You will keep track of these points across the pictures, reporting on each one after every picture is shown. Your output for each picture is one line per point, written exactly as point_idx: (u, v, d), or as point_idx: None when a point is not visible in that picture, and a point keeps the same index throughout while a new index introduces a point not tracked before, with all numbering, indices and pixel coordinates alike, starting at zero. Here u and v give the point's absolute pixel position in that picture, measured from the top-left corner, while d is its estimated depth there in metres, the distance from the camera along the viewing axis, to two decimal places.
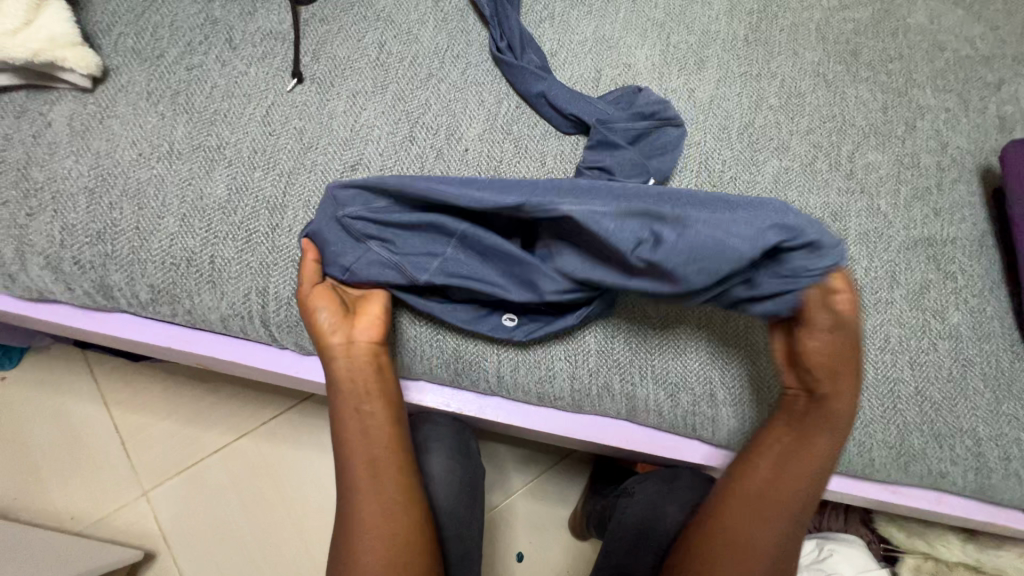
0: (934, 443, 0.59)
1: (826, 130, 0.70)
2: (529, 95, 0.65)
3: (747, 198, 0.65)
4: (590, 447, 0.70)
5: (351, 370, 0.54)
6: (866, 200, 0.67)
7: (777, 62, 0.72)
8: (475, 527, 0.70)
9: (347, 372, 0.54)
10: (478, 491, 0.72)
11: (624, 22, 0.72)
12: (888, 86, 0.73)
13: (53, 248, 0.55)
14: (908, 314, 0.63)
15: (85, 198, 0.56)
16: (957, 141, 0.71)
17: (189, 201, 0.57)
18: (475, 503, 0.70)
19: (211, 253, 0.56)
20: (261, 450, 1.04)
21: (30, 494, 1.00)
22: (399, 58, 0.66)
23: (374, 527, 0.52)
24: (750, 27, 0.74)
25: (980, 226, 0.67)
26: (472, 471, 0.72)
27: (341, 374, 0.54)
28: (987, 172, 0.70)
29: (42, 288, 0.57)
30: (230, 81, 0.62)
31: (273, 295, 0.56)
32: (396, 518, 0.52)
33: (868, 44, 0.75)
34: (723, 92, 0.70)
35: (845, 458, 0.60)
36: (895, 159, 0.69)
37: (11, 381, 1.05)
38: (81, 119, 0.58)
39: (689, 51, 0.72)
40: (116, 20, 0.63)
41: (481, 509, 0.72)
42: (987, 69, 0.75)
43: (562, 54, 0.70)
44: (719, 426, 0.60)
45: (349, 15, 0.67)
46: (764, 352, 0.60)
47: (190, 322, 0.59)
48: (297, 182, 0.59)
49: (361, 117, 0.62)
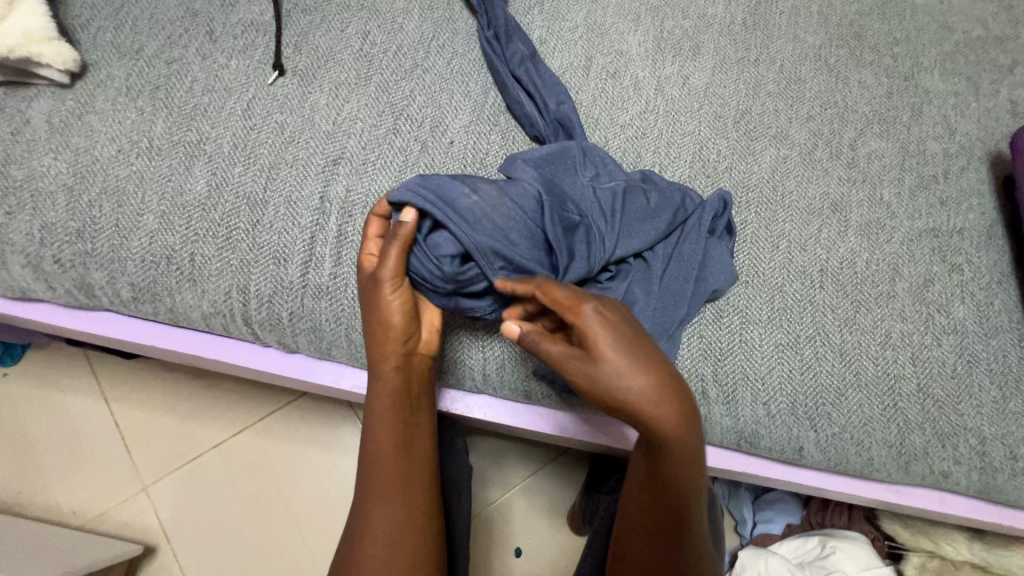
0: (936, 442, 0.57)
1: (827, 117, 0.67)
2: (500, 76, 0.63)
3: (743, 189, 0.63)
4: (578, 443, 0.68)
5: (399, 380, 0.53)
6: (868, 190, 0.64)
7: (776, 47, 0.70)
8: (460, 526, 0.69)
9: (398, 387, 0.53)
10: (464, 489, 0.71)
11: (616, 7, 0.70)
12: (894, 70, 0.70)
13: (33, 247, 0.55)
14: (911, 307, 0.60)
15: (64, 196, 0.55)
16: (966, 127, 0.68)
17: (168, 198, 0.56)
18: (461, 502, 0.70)
19: (191, 250, 0.55)
20: (259, 445, 1.05)
21: (33, 489, 1.02)
22: (384, 48, 0.64)
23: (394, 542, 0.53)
24: (748, 11, 0.71)
25: (989, 216, 0.64)
26: (459, 470, 0.72)
27: (390, 386, 0.53)
28: (997, 159, 0.67)
29: (24, 287, 0.57)
30: (211, 74, 0.61)
31: (254, 293, 0.55)
32: (415, 539, 0.54)
33: (873, 27, 0.72)
34: (719, 78, 0.67)
35: (843, 457, 0.58)
36: (899, 147, 0.66)
37: (15, 377, 1.07)
38: (60, 116, 0.57)
39: (684, 37, 0.69)
40: (95, 14, 0.62)
41: (467, 508, 0.71)
42: (999, 51, 0.72)
43: (552, 41, 0.67)
44: (712, 424, 0.58)
45: (332, 4, 0.65)
46: (759, 349, 0.58)
47: (174, 320, 0.59)
48: (278, 177, 0.58)
49: (343, 109, 0.61)
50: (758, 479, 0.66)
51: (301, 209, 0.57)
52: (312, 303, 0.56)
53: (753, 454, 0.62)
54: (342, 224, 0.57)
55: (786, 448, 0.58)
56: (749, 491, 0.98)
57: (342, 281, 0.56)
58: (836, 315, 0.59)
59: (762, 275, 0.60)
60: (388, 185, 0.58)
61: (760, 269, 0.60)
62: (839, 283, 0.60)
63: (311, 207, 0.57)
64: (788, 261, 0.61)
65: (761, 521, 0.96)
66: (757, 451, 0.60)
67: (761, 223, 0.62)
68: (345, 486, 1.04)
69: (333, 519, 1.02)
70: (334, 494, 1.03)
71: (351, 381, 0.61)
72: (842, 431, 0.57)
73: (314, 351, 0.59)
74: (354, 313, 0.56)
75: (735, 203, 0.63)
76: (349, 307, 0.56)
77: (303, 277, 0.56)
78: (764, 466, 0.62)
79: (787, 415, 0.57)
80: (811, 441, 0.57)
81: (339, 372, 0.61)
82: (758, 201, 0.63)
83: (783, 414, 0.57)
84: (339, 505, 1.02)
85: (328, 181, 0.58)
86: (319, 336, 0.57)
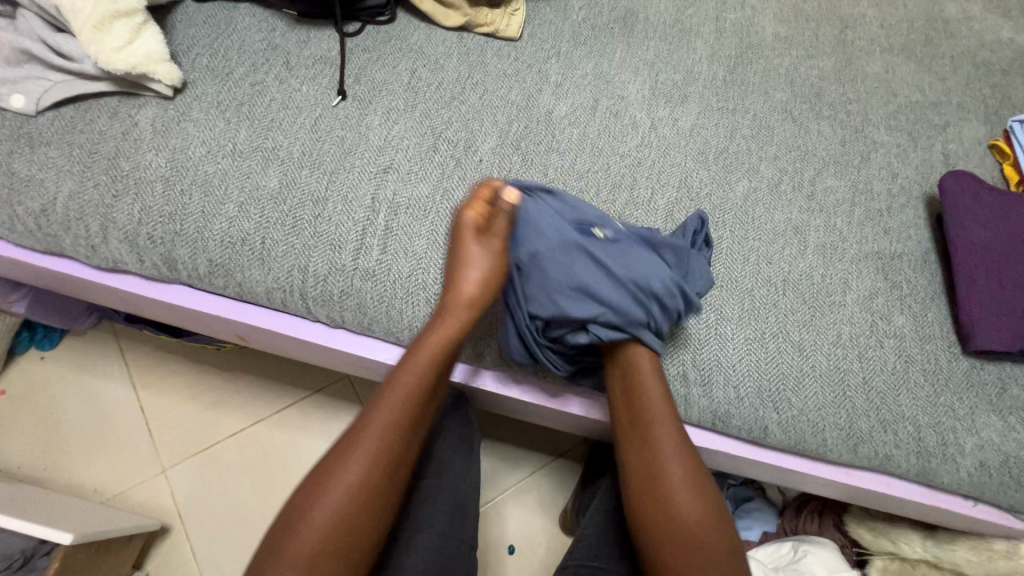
0: (879, 427, 0.68)
1: (791, 157, 0.81)
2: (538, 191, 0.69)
3: (720, 212, 0.76)
4: (571, 420, 0.79)
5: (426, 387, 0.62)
6: (824, 217, 0.77)
7: (751, 100, 0.84)
8: (469, 481, 0.82)
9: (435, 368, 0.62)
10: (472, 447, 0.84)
11: (620, 61, 0.84)
12: (847, 123, 0.84)
13: (132, 225, 0.66)
14: (858, 314, 0.72)
15: (161, 185, 0.67)
16: (907, 172, 0.82)
17: (246, 191, 0.68)
18: (471, 460, 0.84)
19: (262, 235, 0.67)
20: (275, 436, 1.13)
21: (59, 465, 1.07)
22: (428, 83, 0.78)
23: (327, 540, 0.54)
24: (728, 69, 0.86)
25: (924, 244, 0.77)
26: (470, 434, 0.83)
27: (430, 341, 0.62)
28: (931, 200, 0.80)
29: (117, 260, 0.67)
30: (286, 96, 0.74)
31: (312, 272, 0.66)
32: (373, 505, 0.56)
33: (831, 87, 0.87)
34: (703, 122, 0.82)
35: (802, 438, 0.68)
36: (851, 185, 0.80)
37: (52, 360, 1.15)
38: (162, 121, 0.70)
39: (674, 87, 0.84)
40: (195, 43, 0.75)
41: (478, 466, 0.85)
42: (935, 113, 0.87)
43: (566, 84, 0.81)
44: (691, 404, 0.69)
45: (386, 46, 0.80)
46: (731, 342, 0.69)
47: (239, 295, 0.69)
48: (337, 180, 0.69)
49: (393, 129, 0.74)
50: (732, 461, 0.76)
51: (356, 207, 0.68)
52: (360, 283, 0.67)
53: (726, 435, 0.72)
54: (389, 220, 0.68)
55: (754, 427, 0.68)
56: (731, 500, 1.07)
57: (386, 266, 0.67)
58: (796, 317, 0.71)
59: (733, 281, 0.72)
60: (428, 191, 0.71)
61: (732, 278, 0.73)
62: (799, 292, 0.72)
63: (363, 205, 0.69)
64: (757, 271, 0.73)
65: (740, 528, 1.05)
66: (728, 431, 0.70)
67: (734, 239, 0.75)
68: None
69: None
70: None
71: (385, 354, 0.71)
72: (800, 414, 0.68)
73: (357, 326, 0.69)
74: (395, 293, 0.67)
75: (713, 223, 0.75)
76: (391, 288, 0.67)
77: (355, 261, 0.67)
78: (735, 446, 0.72)
79: (754, 397, 0.68)
80: (774, 421, 0.68)
81: (375, 346, 0.71)
82: (732, 222, 0.76)
83: (751, 396, 0.68)
84: None
85: (379, 186, 0.70)
86: (363, 312, 0.67)
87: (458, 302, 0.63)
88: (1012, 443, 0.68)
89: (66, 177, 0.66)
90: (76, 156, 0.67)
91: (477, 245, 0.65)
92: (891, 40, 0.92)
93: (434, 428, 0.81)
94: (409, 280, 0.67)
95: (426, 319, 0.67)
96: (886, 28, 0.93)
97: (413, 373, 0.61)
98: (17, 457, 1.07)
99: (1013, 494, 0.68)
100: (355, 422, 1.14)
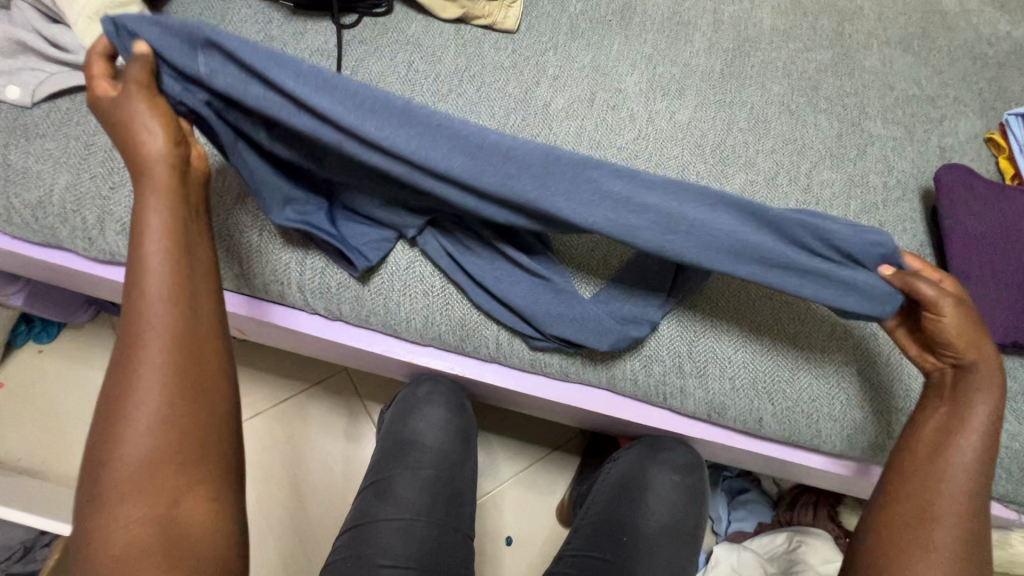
0: (874, 418, 0.68)
1: (788, 150, 0.81)
2: None
3: None
4: (568, 412, 0.79)
5: (185, 288, 0.47)
6: (820, 210, 0.78)
7: (748, 93, 0.84)
8: (467, 472, 0.83)
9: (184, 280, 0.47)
10: (470, 439, 0.85)
11: (617, 54, 0.84)
12: (844, 116, 0.85)
13: (129, 217, 0.66)
14: None
15: None
16: (902, 165, 0.82)
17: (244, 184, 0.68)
18: (468, 451, 0.84)
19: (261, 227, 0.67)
20: (273, 428, 1.13)
21: (58, 458, 1.08)
22: (425, 75, 0.78)
23: (143, 475, 0.44)
24: (725, 62, 0.86)
25: (919, 237, 0.78)
26: (468, 425, 0.84)
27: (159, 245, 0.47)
28: (926, 193, 0.81)
29: (114, 252, 0.67)
30: None
31: (309, 265, 0.67)
32: (181, 446, 0.45)
33: (829, 80, 0.87)
34: (700, 115, 0.82)
35: (796, 429, 0.69)
36: (847, 178, 0.80)
37: (50, 353, 1.15)
38: None
39: (672, 80, 0.84)
40: None
41: (475, 457, 0.86)
42: (932, 107, 0.87)
43: (563, 77, 0.81)
44: (687, 396, 0.69)
45: (383, 38, 0.80)
46: (727, 334, 0.70)
47: (237, 287, 0.69)
48: None
49: None
50: (726, 452, 0.77)
51: None
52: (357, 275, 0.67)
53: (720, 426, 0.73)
54: None
55: (749, 418, 0.69)
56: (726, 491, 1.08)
57: (384, 258, 0.67)
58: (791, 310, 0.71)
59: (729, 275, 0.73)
60: None
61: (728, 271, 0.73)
62: None
63: None
64: None
65: (735, 519, 1.06)
66: (724, 422, 0.71)
67: None
68: (351, 469, 1.11)
69: (337, 501, 1.09)
70: (340, 476, 1.11)
71: (382, 346, 0.71)
72: (795, 405, 0.68)
73: (355, 318, 0.69)
74: (393, 286, 0.67)
75: None
76: (388, 281, 0.67)
77: None
78: (730, 437, 0.73)
79: (750, 389, 0.68)
80: (769, 412, 0.68)
81: (373, 338, 0.71)
82: None
83: (746, 388, 0.68)
84: (343, 487, 1.10)
85: None
86: (361, 304, 0.67)
87: (140, 171, 0.48)
88: (1003, 434, 0.68)
89: (63, 169, 0.66)
90: (73, 147, 0.67)
91: (138, 106, 0.49)
92: (888, 33, 0.92)
93: (432, 419, 0.81)
94: (406, 273, 0.67)
95: (423, 312, 0.67)
96: (883, 21, 0.93)
97: (152, 296, 0.46)
98: (17, 449, 1.08)
99: (1004, 484, 0.68)
100: (353, 415, 1.15)
